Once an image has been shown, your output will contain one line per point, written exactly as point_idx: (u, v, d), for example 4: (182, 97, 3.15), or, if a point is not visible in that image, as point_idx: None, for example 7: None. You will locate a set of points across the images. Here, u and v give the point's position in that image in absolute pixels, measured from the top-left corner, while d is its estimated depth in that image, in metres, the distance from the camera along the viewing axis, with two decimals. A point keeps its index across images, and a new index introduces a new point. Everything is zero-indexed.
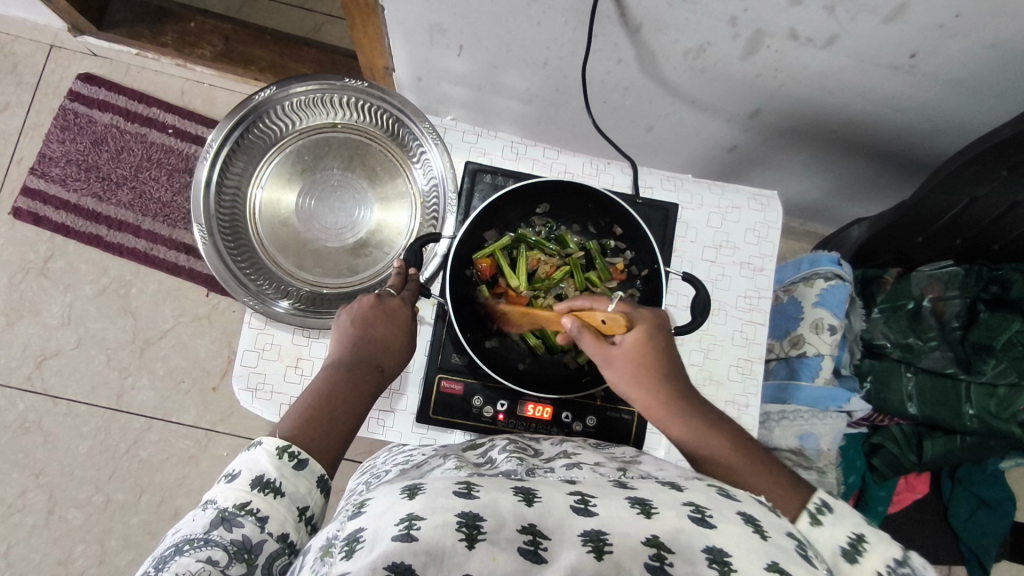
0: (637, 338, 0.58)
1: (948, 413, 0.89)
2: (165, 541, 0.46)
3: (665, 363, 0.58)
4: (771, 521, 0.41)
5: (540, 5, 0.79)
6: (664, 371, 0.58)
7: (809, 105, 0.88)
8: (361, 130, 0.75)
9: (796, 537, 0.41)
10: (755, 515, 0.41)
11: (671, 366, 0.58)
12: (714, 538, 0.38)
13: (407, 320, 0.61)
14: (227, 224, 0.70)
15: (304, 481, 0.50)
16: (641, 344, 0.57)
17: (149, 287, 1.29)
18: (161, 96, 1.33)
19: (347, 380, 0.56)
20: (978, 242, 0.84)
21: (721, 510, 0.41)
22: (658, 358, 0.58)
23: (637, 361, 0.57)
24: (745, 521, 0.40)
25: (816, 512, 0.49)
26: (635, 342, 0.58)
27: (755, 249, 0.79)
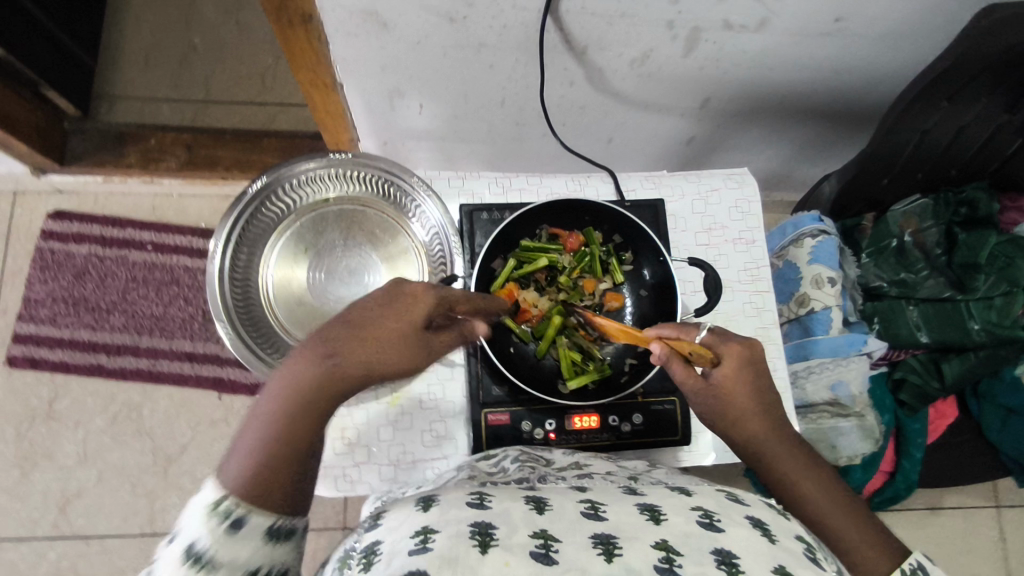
0: (734, 370, 0.59)
1: (956, 334, 0.94)
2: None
3: (760, 393, 0.60)
4: (780, 524, 0.44)
5: (490, 49, 0.85)
6: (760, 399, 0.59)
7: (752, 85, 0.95)
8: (353, 199, 0.78)
9: (805, 541, 0.43)
10: (763, 518, 0.44)
11: (768, 395, 0.60)
12: (719, 537, 0.40)
13: (392, 339, 0.52)
14: (244, 312, 0.72)
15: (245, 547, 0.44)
16: (736, 374, 0.59)
17: (160, 404, 1.28)
18: (134, 216, 1.35)
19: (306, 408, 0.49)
20: (937, 171, 0.90)
21: (728, 512, 0.44)
22: (752, 386, 0.59)
23: (728, 389, 0.59)
24: (753, 523, 0.42)
25: (909, 571, 0.51)
26: (731, 370, 0.59)
27: (742, 224, 0.83)
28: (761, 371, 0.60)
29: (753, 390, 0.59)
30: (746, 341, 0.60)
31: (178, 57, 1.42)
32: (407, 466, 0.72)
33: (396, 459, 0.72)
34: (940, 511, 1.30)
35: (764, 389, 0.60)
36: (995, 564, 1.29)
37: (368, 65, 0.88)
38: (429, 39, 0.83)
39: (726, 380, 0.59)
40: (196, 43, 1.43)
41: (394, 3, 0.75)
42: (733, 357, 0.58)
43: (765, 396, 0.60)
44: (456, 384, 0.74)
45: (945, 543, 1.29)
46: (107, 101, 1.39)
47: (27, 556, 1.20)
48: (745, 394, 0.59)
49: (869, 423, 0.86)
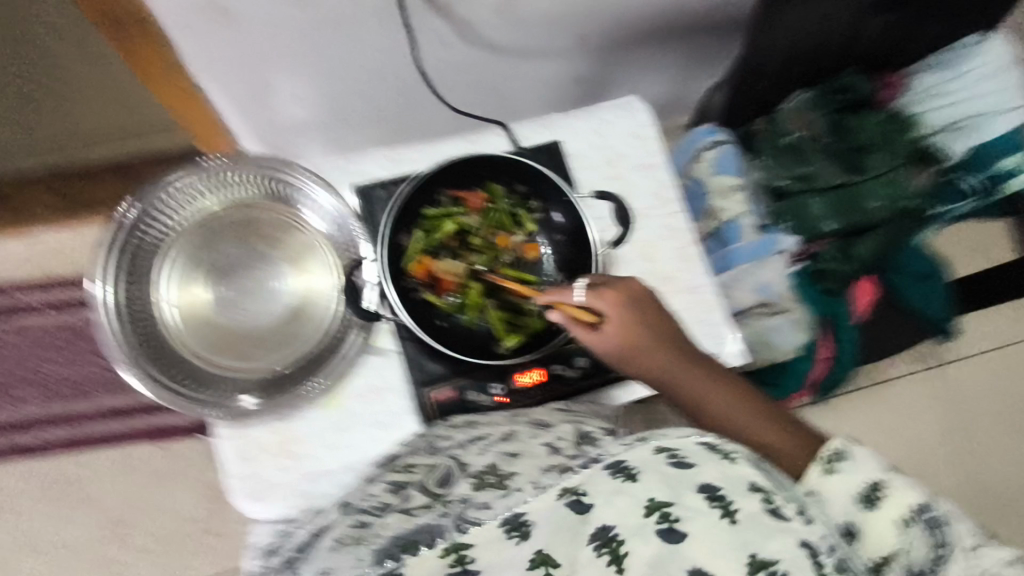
0: (621, 316, 0.61)
1: (858, 215, 0.99)
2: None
3: (651, 328, 0.62)
4: (733, 483, 0.47)
5: (349, 20, 0.80)
6: (653, 333, 0.62)
7: (623, 12, 0.94)
8: (241, 204, 0.74)
9: (761, 487, 0.47)
10: (713, 481, 0.48)
11: (659, 328, 0.62)
12: (688, 550, 0.45)
13: None
14: (150, 345, 0.69)
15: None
16: (625, 320, 0.60)
17: (96, 468, 1.20)
18: (16, 278, 1.24)
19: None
20: (812, 64, 0.92)
21: (682, 498, 0.47)
22: (645, 327, 0.62)
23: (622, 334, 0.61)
24: (708, 501, 0.46)
25: (830, 459, 0.55)
26: (619, 317, 0.61)
27: (641, 150, 0.83)
28: (644, 308, 0.62)
29: (645, 328, 0.62)
30: (621, 286, 0.62)
31: (23, 98, 1.29)
32: (361, 466, 0.70)
33: (348, 461, 0.69)
34: None
35: (655, 324, 0.62)
36: None
37: (223, 61, 0.82)
38: (282, 21, 0.77)
39: (617, 328, 0.61)
40: (39, 79, 1.30)
41: None
42: (614, 306, 0.60)
43: (657, 328, 0.62)
44: (392, 370, 0.71)
45: None
46: None
47: None
48: (639, 335, 0.61)
49: (798, 315, 0.90)
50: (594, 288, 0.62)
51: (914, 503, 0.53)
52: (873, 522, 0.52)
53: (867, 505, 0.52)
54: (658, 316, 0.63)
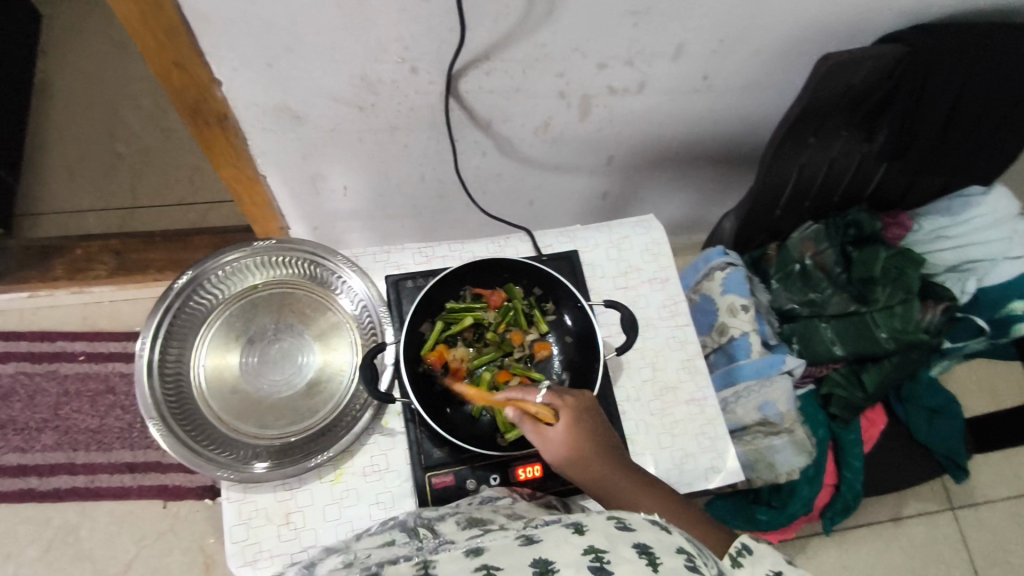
0: (570, 426, 0.62)
1: (869, 344, 1.01)
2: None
3: (596, 442, 0.62)
4: (662, 543, 0.44)
5: (403, 130, 0.91)
6: (599, 447, 0.62)
7: (648, 140, 1.04)
8: (282, 282, 0.80)
9: (686, 550, 0.44)
10: (647, 543, 0.44)
11: (604, 441, 0.63)
12: None
13: None
14: (178, 406, 0.72)
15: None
16: (570, 432, 0.62)
17: (100, 521, 1.21)
18: (64, 328, 1.33)
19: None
20: (822, 199, 0.99)
21: (617, 549, 0.43)
22: (590, 439, 0.62)
23: (572, 443, 0.62)
24: (637, 553, 0.43)
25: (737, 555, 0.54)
26: (570, 423, 0.62)
27: (654, 265, 0.89)
28: (591, 424, 0.63)
29: (590, 441, 0.62)
30: (576, 397, 0.65)
31: (104, 167, 1.44)
32: None
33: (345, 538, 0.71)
34: (901, 518, 1.34)
35: (600, 440, 0.63)
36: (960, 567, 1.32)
37: (288, 155, 0.92)
38: (343, 127, 0.88)
39: (566, 439, 0.62)
40: (121, 151, 1.46)
41: (304, 98, 0.81)
42: (566, 412, 0.63)
43: (603, 443, 0.63)
44: (398, 452, 0.74)
45: (908, 552, 1.32)
46: (32, 217, 1.39)
47: None
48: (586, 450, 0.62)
49: (801, 437, 0.90)
50: (554, 393, 0.65)
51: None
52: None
53: None
54: (604, 431, 0.64)
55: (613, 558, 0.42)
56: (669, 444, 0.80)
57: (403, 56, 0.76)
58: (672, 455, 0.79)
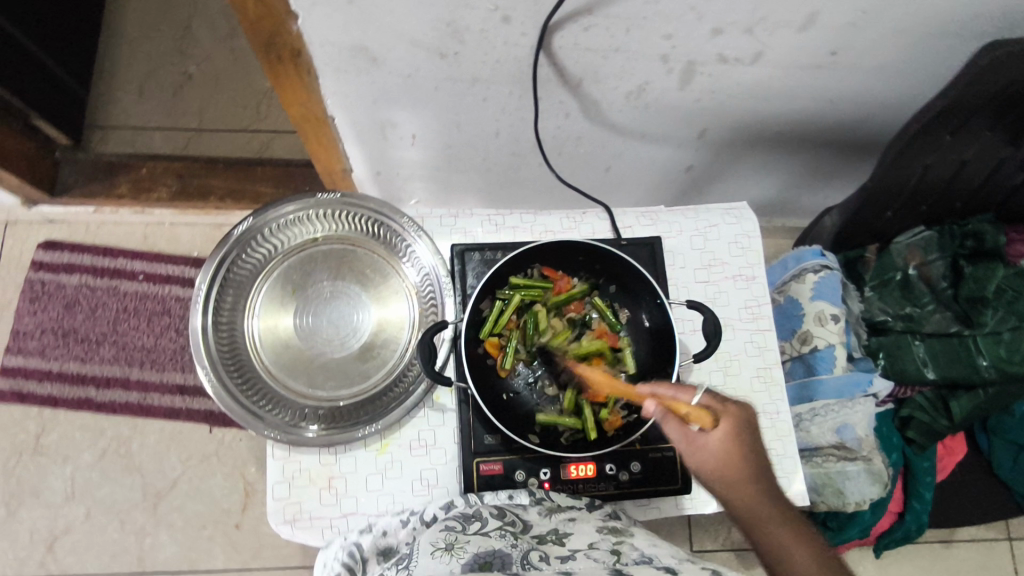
0: (730, 430, 0.56)
1: (966, 371, 0.91)
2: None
3: (755, 457, 0.56)
4: None
5: (483, 83, 0.83)
6: (755, 465, 0.56)
7: (749, 116, 0.93)
8: (343, 238, 0.77)
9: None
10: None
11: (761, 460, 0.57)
12: None
13: None
14: (230, 359, 0.70)
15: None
16: (735, 441, 0.56)
17: (150, 437, 1.25)
18: (126, 245, 1.34)
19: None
20: (941, 204, 0.88)
21: None
22: (751, 454, 0.56)
23: (727, 451, 0.56)
24: None
25: None
26: (730, 432, 0.56)
27: (742, 261, 0.81)
28: (758, 441, 0.57)
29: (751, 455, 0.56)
30: (737, 405, 0.58)
31: (172, 86, 1.41)
32: None
33: (385, 511, 0.69)
34: (953, 542, 1.27)
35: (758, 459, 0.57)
36: None
37: (359, 98, 0.87)
38: (420, 74, 0.81)
39: (717, 445, 0.56)
40: (190, 71, 1.42)
41: (383, 40, 0.74)
42: (729, 420, 0.57)
43: (764, 468, 0.56)
44: (448, 431, 0.71)
45: None
46: (100, 130, 1.38)
47: None
48: (742, 460, 0.56)
49: (876, 467, 0.83)
50: (713, 398, 0.58)
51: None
52: None
53: None
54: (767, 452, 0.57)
55: None
56: None
57: (496, 4, 0.68)
58: None
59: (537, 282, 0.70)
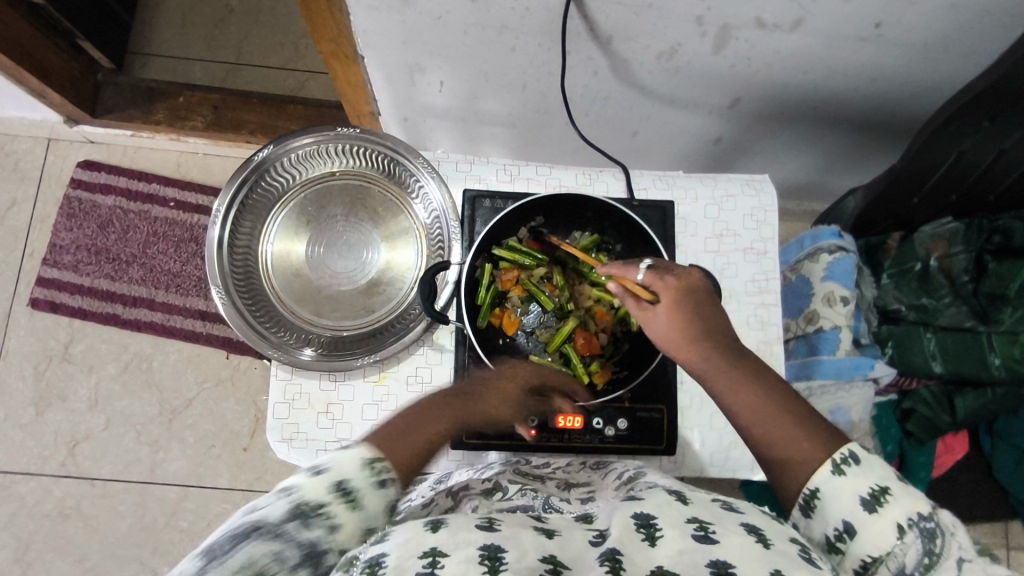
0: (674, 300, 0.54)
1: (973, 367, 0.89)
2: (237, 515, 0.44)
3: (704, 325, 0.55)
4: (774, 530, 0.45)
5: (513, 32, 0.83)
6: (708, 336, 0.55)
7: (783, 88, 0.91)
8: (359, 175, 0.78)
9: (800, 542, 0.45)
10: (760, 528, 0.45)
11: (709, 324, 0.55)
12: (723, 551, 0.42)
13: None
14: (242, 280, 0.73)
15: (379, 500, 0.48)
16: (677, 309, 0.54)
17: (170, 357, 1.31)
18: (159, 172, 1.38)
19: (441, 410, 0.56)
20: (973, 194, 0.86)
21: (725, 524, 0.44)
22: (698, 320, 0.55)
23: (675, 327, 0.54)
24: (748, 531, 0.44)
25: (840, 462, 0.51)
26: (674, 302, 0.54)
27: (755, 234, 0.80)
28: (702, 303, 0.55)
29: (698, 323, 0.54)
30: (680, 273, 0.56)
31: (215, 18, 1.43)
32: None
33: None
34: None
35: (708, 316, 0.55)
36: None
37: (389, 38, 0.87)
38: (451, 17, 0.81)
39: (665, 314, 0.54)
40: (233, 5, 1.43)
41: None
42: (670, 289, 0.54)
43: (717, 331, 0.55)
44: (443, 370, 0.73)
45: None
46: (142, 57, 1.41)
47: (35, 490, 1.26)
48: (693, 330, 0.54)
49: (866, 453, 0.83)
50: (656, 271, 0.56)
51: (917, 510, 0.48)
52: (871, 527, 0.49)
53: (870, 508, 0.49)
54: (716, 312, 0.56)
55: (716, 529, 0.43)
56: (720, 425, 0.74)
57: None
58: (721, 437, 0.74)
59: (524, 250, 0.70)
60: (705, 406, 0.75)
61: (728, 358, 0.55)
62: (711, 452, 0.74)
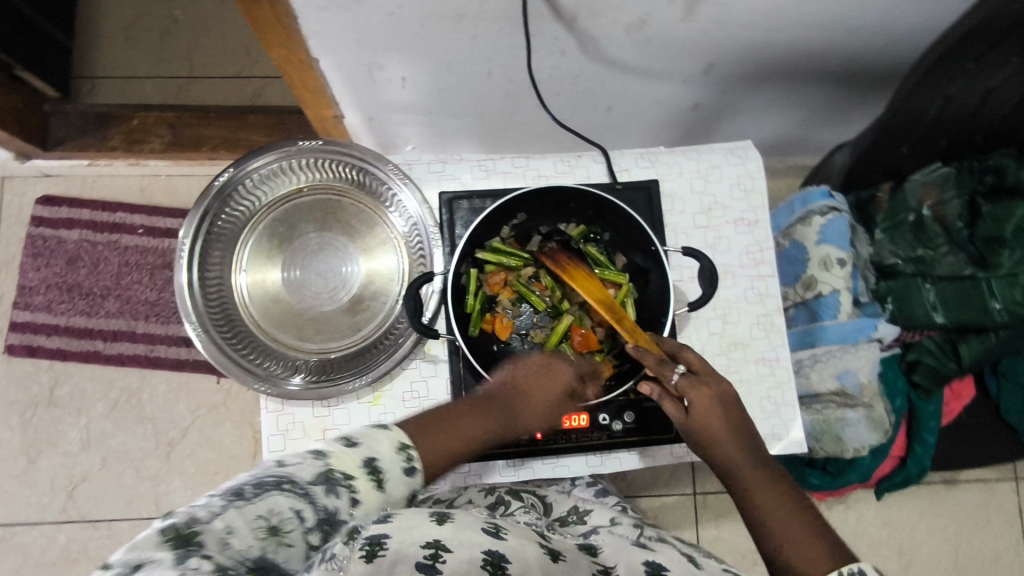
0: (704, 400, 0.59)
1: (975, 312, 0.88)
2: (267, 466, 0.48)
3: (733, 427, 0.59)
4: None
5: (472, 19, 0.78)
6: (733, 432, 0.60)
7: (758, 48, 0.87)
8: (328, 188, 0.75)
9: None
10: None
11: (737, 426, 0.59)
12: None
13: None
14: (219, 313, 0.69)
15: (402, 488, 0.52)
16: (705, 405, 0.59)
17: (160, 389, 1.27)
18: (122, 199, 1.32)
19: (486, 414, 0.61)
20: (962, 136, 0.82)
21: None
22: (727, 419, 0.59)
23: (701, 421, 0.59)
24: None
25: None
26: (702, 402, 0.59)
27: (744, 204, 0.77)
28: (736, 411, 0.60)
29: (724, 422, 0.59)
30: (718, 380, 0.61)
31: (160, 31, 1.36)
32: None
33: None
34: (956, 483, 1.27)
35: (742, 429, 0.60)
36: (1007, 536, 1.26)
37: (342, 39, 0.82)
38: (404, 11, 0.76)
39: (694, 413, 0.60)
40: (178, 16, 1.37)
41: None
42: (700, 388, 0.59)
43: (744, 431, 0.60)
44: (440, 382, 0.70)
45: (956, 517, 1.26)
46: (89, 80, 1.34)
47: (38, 539, 1.23)
48: (717, 428, 0.59)
49: (877, 413, 0.82)
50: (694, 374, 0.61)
51: None
52: None
53: None
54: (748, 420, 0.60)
55: None
56: None
57: None
58: None
59: (510, 252, 0.68)
60: None
61: (750, 451, 0.59)
62: None
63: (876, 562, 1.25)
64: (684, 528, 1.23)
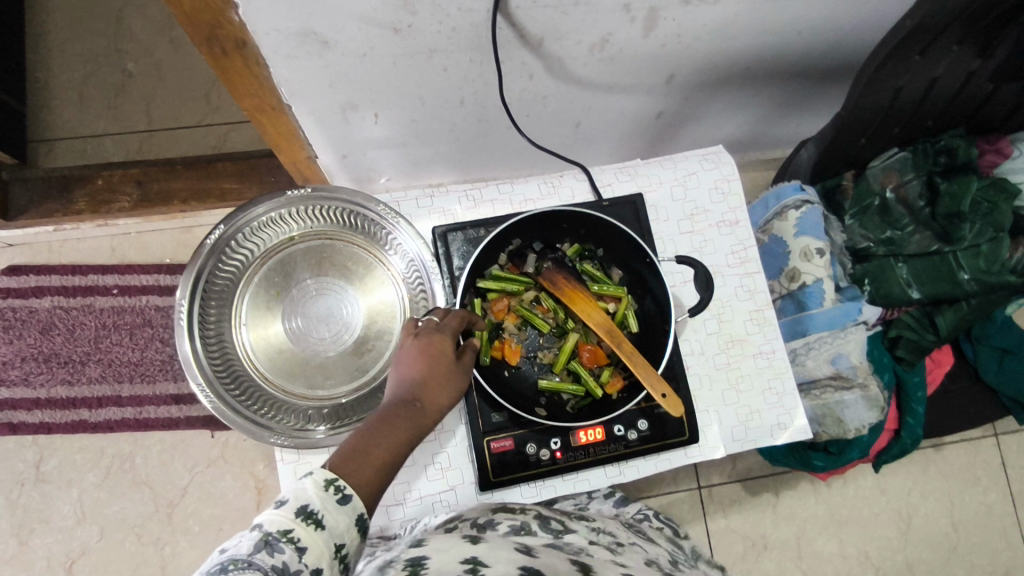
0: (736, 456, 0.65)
1: (946, 285, 0.94)
2: (211, 558, 0.47)
3: None
4: None
5: (442, 53, 0.80)
6: None
7: (715, 56, 0.91)
8: (320, 233, 0.75)
9: None
10: None
11: None
12: None
13: None
14: (225, 372, 0.69)
15: (345, 517, 0.51)
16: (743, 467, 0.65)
17: (152, 450, 1.24)
18: (93, 261, 1.29)
19: (398, 423, 0.56)
20: (914, 124, 0.88)
21: None
22: None
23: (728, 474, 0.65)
24: None
25: None
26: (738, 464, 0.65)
27: (724, 206, 0.81)
28: None
29: None
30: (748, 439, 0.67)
31: (113, 87, 1.34)
32: (413, 505, 0.69)
33: (401, 499, 0.69)
34: (943, 445, 1.32)
35: None
36: (995, 490, 1.33)
37: (314, 83, 0.82)
38: (375, 51, 0.78)
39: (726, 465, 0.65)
40: (131, 70, 1.35)
41: (331, 19, 0.70)
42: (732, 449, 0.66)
43: None
44: (454, 413, 0.71)
45: (947, 477, 1.32)
46: (45, 144, 1.31)
47: None
48: None
49: (873, 392, 0.85)
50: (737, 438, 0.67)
51: None
52: None
53: None
54: None
55: None
56: (733, 400, 0.76)
57: None
58: (737, 412, 0.76)
59: (510, 279, 0.69)
60: (715, 385, 0.76)
61: None
62: (732, 429, 0.75)
63: (879, 531, 1.30)
64: (695, 523, 1.26)
